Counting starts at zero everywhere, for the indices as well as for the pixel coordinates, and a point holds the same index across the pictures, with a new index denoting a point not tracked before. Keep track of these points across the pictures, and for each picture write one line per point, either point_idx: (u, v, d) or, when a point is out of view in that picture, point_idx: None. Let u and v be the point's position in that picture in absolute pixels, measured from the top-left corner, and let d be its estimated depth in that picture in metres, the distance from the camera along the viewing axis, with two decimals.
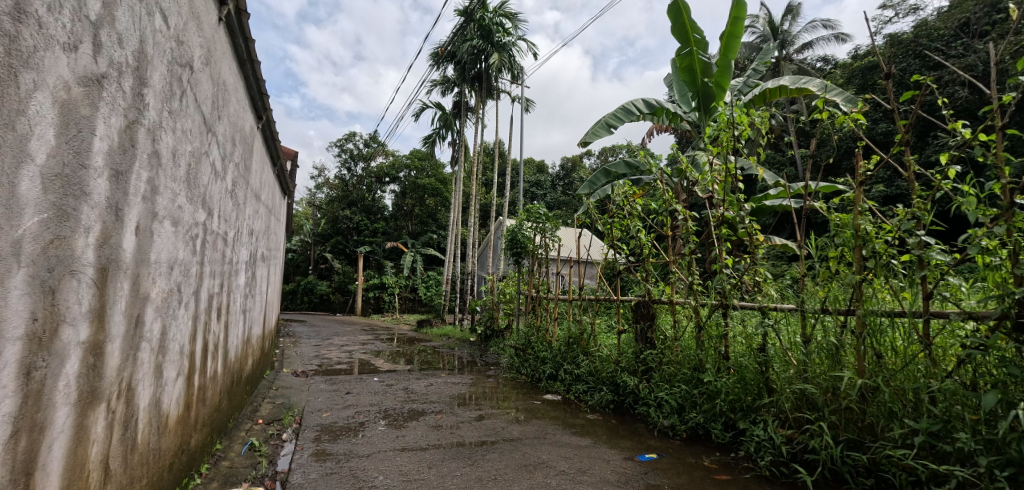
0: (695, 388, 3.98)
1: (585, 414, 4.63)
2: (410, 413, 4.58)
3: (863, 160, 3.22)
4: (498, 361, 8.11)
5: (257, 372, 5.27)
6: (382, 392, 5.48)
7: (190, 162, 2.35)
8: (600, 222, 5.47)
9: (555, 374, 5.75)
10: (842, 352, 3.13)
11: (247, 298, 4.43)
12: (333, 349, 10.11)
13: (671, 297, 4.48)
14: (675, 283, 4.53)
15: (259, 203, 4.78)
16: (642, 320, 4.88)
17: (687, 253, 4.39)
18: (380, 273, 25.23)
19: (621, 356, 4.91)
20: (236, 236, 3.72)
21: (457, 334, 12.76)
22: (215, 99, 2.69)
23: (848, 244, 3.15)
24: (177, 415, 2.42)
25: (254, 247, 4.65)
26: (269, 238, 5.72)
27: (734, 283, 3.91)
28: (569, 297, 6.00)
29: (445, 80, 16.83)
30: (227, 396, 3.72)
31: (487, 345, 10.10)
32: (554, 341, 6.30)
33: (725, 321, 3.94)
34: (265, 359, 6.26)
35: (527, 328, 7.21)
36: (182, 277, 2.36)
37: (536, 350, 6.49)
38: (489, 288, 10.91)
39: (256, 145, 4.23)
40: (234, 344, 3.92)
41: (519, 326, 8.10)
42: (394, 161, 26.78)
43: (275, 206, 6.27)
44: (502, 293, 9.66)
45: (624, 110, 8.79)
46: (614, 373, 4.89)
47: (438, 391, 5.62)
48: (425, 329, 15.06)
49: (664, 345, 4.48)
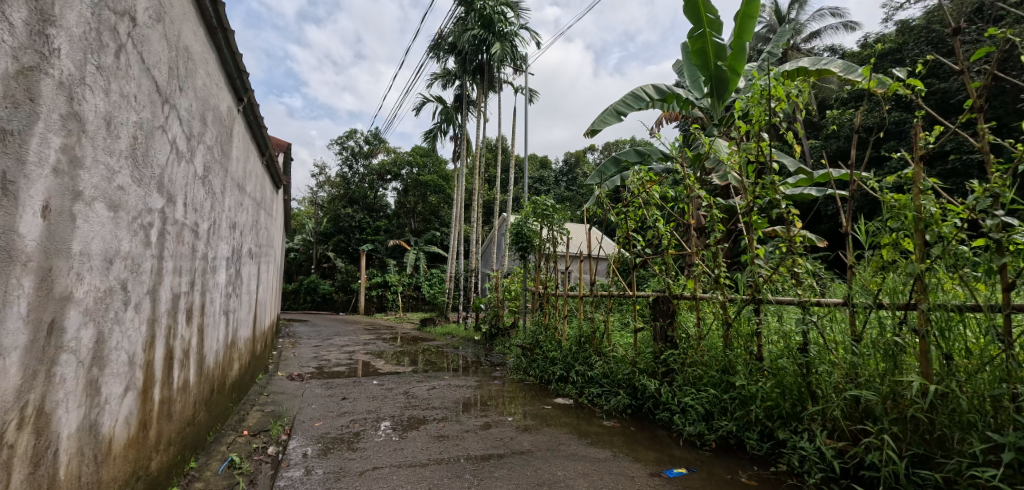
0: (724, 393, 3.59)
1: (601, 421, 4.23)
2: (410, 422, 4.19)
3: (924, 131, 2.80)
4: (504, 361, 7.72)
5: (246, 377, 4.90)
6: (381, 397, 5.09)
7: (136, 136, 1.97)
8: (613, 212, 5.07)
9: (566, 375, 5.36)
10: (902, 353, 2.72)
11: (231, 298, 4.05)
12: (332, 349, 9.74)
13: (694, 292, 4.07)
14: (699, 277, 4.12)
15: (244, 195, 4.40)
16: (661, 317, 4.46)
17: (712, 243, 3.98)
18: (383, 272, 24.90)
19: (638, 356, 4.50)
20: (213, 230, 3.35)
21: (461, 332, 12.37)
22: (172, 66, 2.31)
23: (907, 229, 2.74)
24: (128, 438, 2.04)
25: (239, 242, 4.28)
26: (259, 234, 5.33)
27: (768, 275, 3.51)
28: (579, 293, 5.60)
29: (446, 72, 16.37)
30: (206, 407, 3.35)
31: (492, 344, 9.71)
32: (564, 340, 5.91)
33: (757, 318, 3.54)
34: (258, 363, 5.89)
35: (534, 326, 6.81)
36: (130, 273, 1.99)
37: (545, 350, 6.09)
38: (493, 285, 10.51)
39: (237, 130, 3.85)
40: (215, 349, 3.55)
41: (526, 324, 7.70)
42: (396, 158, 26.40)
43: (266, 199, 5.88)
44: (507, 291, 9.27)
45: (633, 96, 8.35)
46: (632, 375, 4.49)
47: (441, 395, 5.23)
48: (428, 328, 14.70)
49: (687, 346, 4.07)
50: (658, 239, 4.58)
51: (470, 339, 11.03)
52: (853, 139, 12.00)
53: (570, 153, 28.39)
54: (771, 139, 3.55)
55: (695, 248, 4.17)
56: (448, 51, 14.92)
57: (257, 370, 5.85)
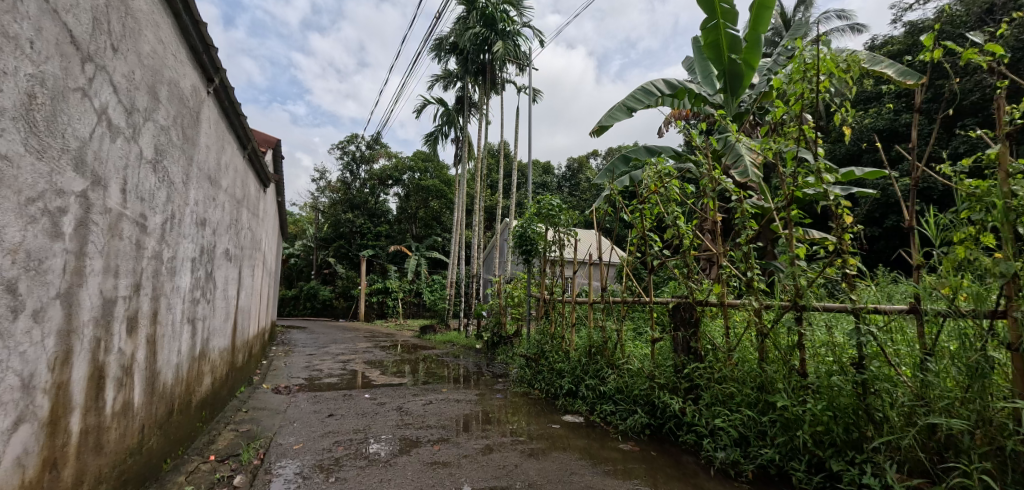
0: (764, 416, 3.11)
1: (616, 444, 3.74)
2: (401, 445, 3.70)
3: (1008, 103, 2.35)
4: (507, 372, 7.22)
5: (223, 392, 4.43)
6: (371, 414, 4.61)
7: (31, 92, 1.53)
8: (626, 210, 4.60)
9: (575, 389, 4.86)
10: (991, 371, 2.27)
11: (200, 304, 3.60)
12: (326, 358, 9.25)
13: (722, 298, 3.60)
14: (727, 281, 3.64)
15: (219, 189, 3.96)
16: (682, 327, 3.97)
17: (743, 242, 3.49)
18: (384, 278, 24.44)
19: (656, 370, 4.01)
20: (173, 225, 2.90)
21: (461, 340, 11.88)
22: (96, 17, 1.88)
23: (992, 221, 2.29)
24: (22, 485, 1.59)
25: (213, 241, 3.84)
26: (239, 234, 4.89)
27: (811, 278, 3.04)
28: (589, 298, 5.12)
29: (448, 73, 15.98)
30: (161, 432, 2.88)
31: (494, 353, 9.21)
32: (571, 350, 5.42)
33: (799, 327, 3.08)
34: (240, 375, 5.43)
35: (539, 335, 6.33)
36: (22, 270, 1.54)
37: (551, 361, 5.60)
38: (495, 291, 10.01)
39: (206, 114, 3.41)
40: (175, 363, 3.09)
41: (530, 332, 7.22)
42: (397, 163, 26.02)
43: (250, 198, 5.45)
44: (510, 297, 8.80)
45: (643, 91, 7.87)
46: (650, 391, 3.99)
47: (438, 411, 4.74)
48: (428, 336, 14.21)
49: (717, 360, 3.59)
50: (677, 238, 4.09)
51: (471, 348, 10.53)
52: (868, 141, 11.55)
53: (573, 158, 28.02)
54: (816, 119, 3.04)
55: (720, 248, 3.69)
56: (449, 51, 14.50)
57: (239, 383, 5.37)
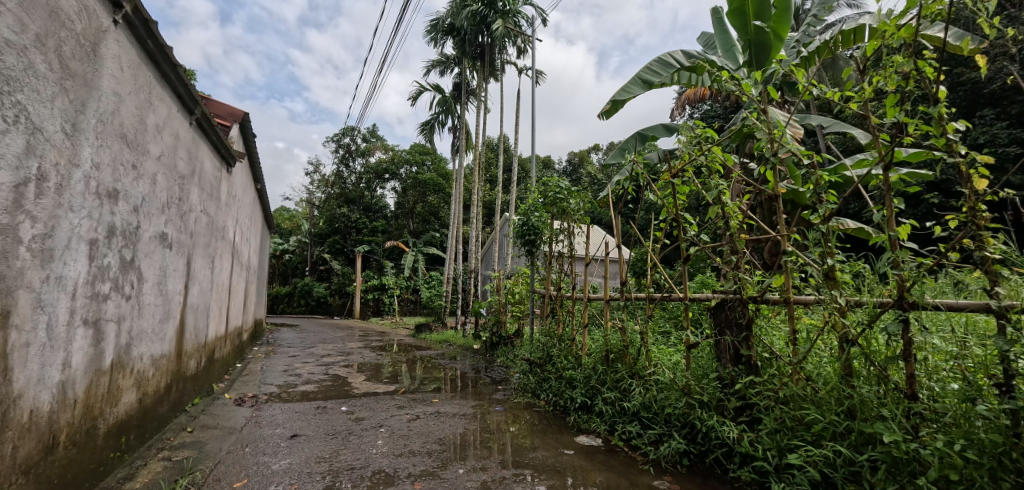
0: (859, 454, 2.33)
1: (649, 480, 2.91)
2: (374, 480, 2.90)
3: None
4: (508, 378, 6.41)
5: (161, 409, 3.64)
6: (345, 434, 3.81)
7: None
8: (654, 185, 3.78)
9: (590, 403, 4.05)
10: None
11: (114, 302, 2.79)
12: (309, 360, 8.42)
13: (787, 293, 2.78)
14: (794, 272, 2.83)
15: (146, 156, 3.16)
16: (728, 331, 3.16)
17: (818, 219, 2.67)
18: (380, 274, 23.60)
19: (696, 384, 3.20)
20: (44, 191, 2.10)
21: (458, 341, 11.08)
22: None
23: None
24: None
25: (136, 220, 3.03)
26: (187, 217, 4.08)
27: (925, 266, 2.26)
28: (605, 293, 4.32)
29: (445, 58, 15.14)
30: (29, 477, 2.08)
31: (493, 355, 8.38)
32: (583, 355, 4.61)
33: (906, 334, 2.30)
34: (195, 386, 4.62)
35: (543, 336, 5.51)
36: None
37: (559, 369, 4.78)
38: (494, 287, 9.19)
39: (110, 50, 2.61)
40: (59, 379, 2.28)
41: (533, 333, 6.40)
42: (393, 156, 25.17)
43: (208, 177, 4.64)
44: (511, 294, 8.00)
45: (660, 62, 6.85)
46: (688, 411, 3.18)
47: (427, 430, 3.92)
48: (424, 335, 13.37)
49: (782, 373, 2.79)
50: (722, 219, 3.26)
51: (467, 349, 9.72)
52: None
53: (574, 153, 27.24)
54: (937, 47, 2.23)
55: (783, 229, 2.87)
56: (446, 33, 13.69)
57: (194, 396, 4.56)
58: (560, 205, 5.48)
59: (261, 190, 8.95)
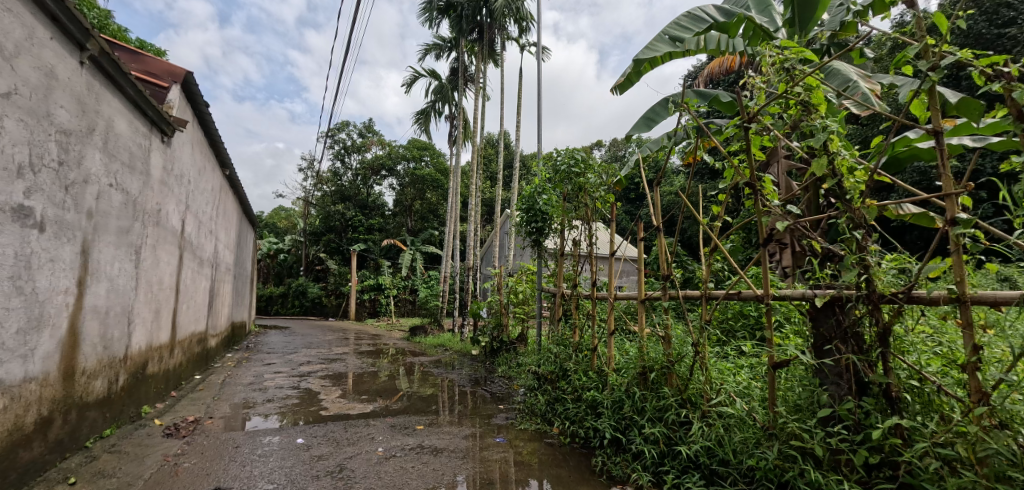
0: None
1: None
2: None
3: None
4: (511, 392, 5.35)
5: (25, 451, 2.62)
6: (286, 487, 2.76)
7: None
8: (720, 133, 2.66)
9: (623, 439, 2.99)
10: None
11: None
12: (284, 369, 7.35)
13: (963, 288, 1.75)
14: (970, 252, 1.79)
15: None
16: (849, 345, 2.12)
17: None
18: (376, 273, 22.55)
19: (796, 423, 2.16)
20: None
21: (455, 345, 10.01)
22: None
23: None
24: None
25: None
26: (83, 190, 3.06)
27: None
28: (639, 291, 3.27)
29: (441, 41, 14.10)
30: None
31: (493, 363, 7.30)
32: (607, 370, 3.56)
33: None
34: (111, 412, 3.61)
35: (553, 344, 4.45)
36: None
37: (577, 389, 3.71)
38: (494, 286, 8.11)
39: None
40: None
41: (541, 339, 5.34)
42: (391, 151, 24.08)
43: (126, 142, 3.63)
44: (513, 293, 6.94)
45: (690, 17, 5.60)
46: (782, 464, 2.14)
47: (402, 479, 2.86)
48: (419, 339, 12.30)
49: (960, 417, 1.76)
50: (833, 181, 2.19)
51: (465, 356, 8.64)
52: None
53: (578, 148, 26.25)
54: None
55: (952, 183, 1.83)
56: (442, 12, 12.67)
57: (107, 425, 3.55)
58: (576, 181, 4.32)
59: (232, 176, 7.92)
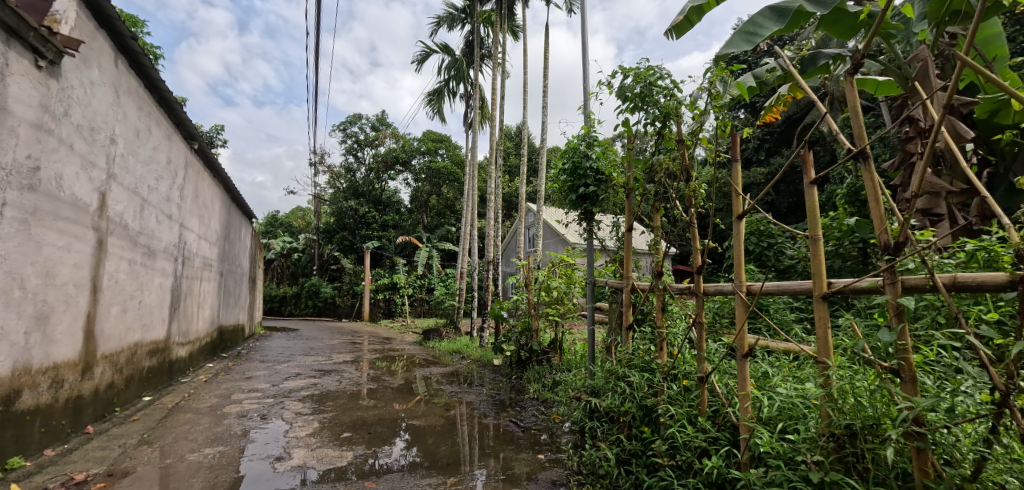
0: None
1: None
2: None
3: None
4: (551, 427, 3.82)
5: None
6: None
7: None
8: None
9: None
10: None
11: None
12: (263, 386, 5.95)
13: None
14: None
15: None
16: None
17: None
18: (391, 271, 21.18)
19: None
20: None
21: (473, 353, 8.52)
22: None
23: None
24: None
25: None
26: None
27: None
28: (817, 279, 1.70)
29: (454, 11, 12.58)
30: None
31: (521, 379, 5.80)
32: (736, 420, 2.01)
33: None
34: None
35: (618, 363, 2.91)
36: None
37: (679, 451, 2.17)
38: (519, 282, 6.58)
39: None
40: None
41: (592, 352, 3.81)
42: (404, 143, 22.85)
43: None
44: (547, 289, 5.42)
45: None
46: None
47: None
48: (433, 343, 10.83)
49: None
50: None
51: (485, 367, 7.13)
52: None
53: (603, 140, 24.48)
54: None
55: None
56: None
57: None
58: (659, 106, 2.72)
59: (202, 151, 6.57)
